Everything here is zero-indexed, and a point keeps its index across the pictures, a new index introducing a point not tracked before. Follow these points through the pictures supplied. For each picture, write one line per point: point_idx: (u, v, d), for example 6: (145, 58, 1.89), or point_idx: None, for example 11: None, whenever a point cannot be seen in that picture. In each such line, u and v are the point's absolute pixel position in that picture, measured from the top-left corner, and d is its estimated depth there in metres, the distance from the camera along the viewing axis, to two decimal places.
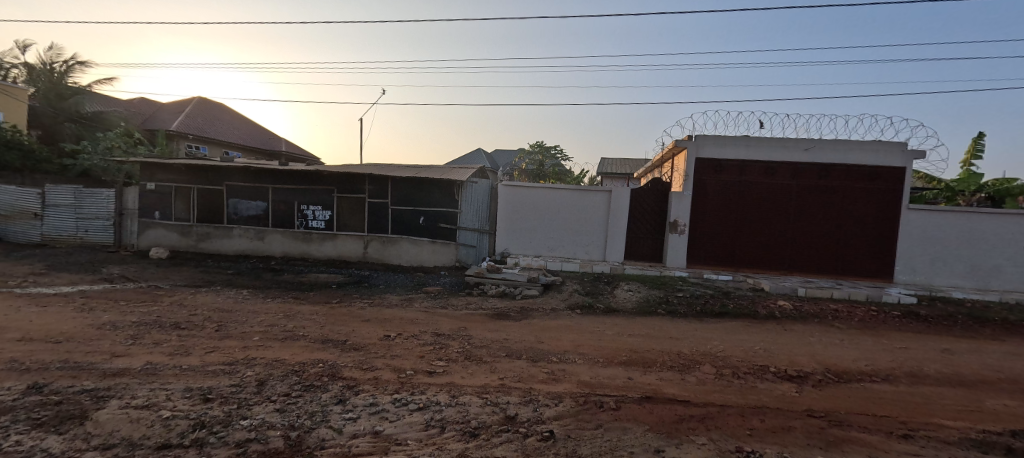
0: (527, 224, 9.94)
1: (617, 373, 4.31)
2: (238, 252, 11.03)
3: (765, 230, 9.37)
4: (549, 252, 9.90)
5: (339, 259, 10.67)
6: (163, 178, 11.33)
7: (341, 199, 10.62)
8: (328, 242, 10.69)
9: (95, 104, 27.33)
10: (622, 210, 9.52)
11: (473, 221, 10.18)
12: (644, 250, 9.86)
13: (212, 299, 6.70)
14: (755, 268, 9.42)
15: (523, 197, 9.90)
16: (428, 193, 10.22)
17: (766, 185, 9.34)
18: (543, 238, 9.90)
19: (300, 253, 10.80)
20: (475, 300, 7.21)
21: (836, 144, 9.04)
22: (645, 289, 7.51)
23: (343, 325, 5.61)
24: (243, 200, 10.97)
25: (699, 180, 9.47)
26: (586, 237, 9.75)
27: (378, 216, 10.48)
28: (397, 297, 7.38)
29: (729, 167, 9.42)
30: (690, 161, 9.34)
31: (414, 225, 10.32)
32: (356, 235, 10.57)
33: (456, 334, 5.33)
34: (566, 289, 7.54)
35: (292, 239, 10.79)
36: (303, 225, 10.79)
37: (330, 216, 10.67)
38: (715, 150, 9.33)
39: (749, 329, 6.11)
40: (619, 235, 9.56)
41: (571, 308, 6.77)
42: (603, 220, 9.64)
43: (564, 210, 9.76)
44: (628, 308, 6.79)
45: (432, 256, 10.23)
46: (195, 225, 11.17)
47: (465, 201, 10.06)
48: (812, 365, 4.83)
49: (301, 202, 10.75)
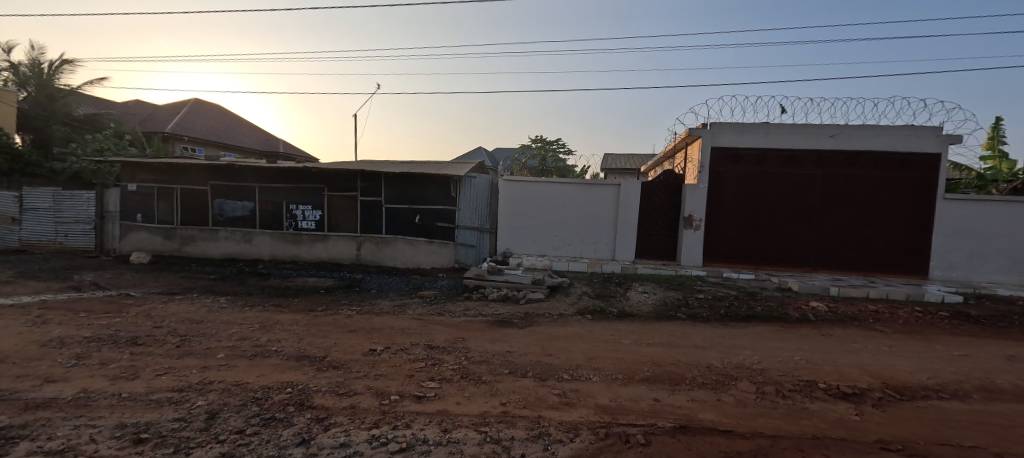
0: (530, 221, 9.28)
1: (640, 394, 3.64)
2: (224, 255, 10.41)
3: (787, 224, 8.68)
4: (554, 251, 9.23)
5: (330, 262, 10.03)
6: (145, 179, 10.71)
7: (332, 197, 9.98)
8: (318, 243, 10.05)
9: (89, 107, 26.80)
10: (632, 205, 8.84)
11: (473, 219, 9.53)
12: (657, 248, 9.17)
13: (184, 309, 6.07)
14: (778, 265, 8.72)
15: (525, 192, 9.24)
16: (424, 190, 9.57)
17: (787, 175, 8.65)
18: (547, 236, 9.23)
19: (290, 255, 10.16)
20: (475, 305, 6.55)
21: (864, 129, 8.33)
22: (661, 290, 6.82)
23: (325, 337, 4.96)
24: (229, 201, 10.34)
25: (715, 170, 8.79)
26: (594, 234, 9.07)
27: (372, 215, 9.83)
28: (389, 303, 6.72)
29: (746, 157, 8.74)
30: (705, 150, 8.64)
31: (410, 224, 9.68)
32: (349, 236, 9.93)
33: (452, 347, 4.67)
34: (574, 291, 6.87)
35: (281, 241, 10.17)
36: (292, 226, 10.16)
37: (320, 216, 10.04)
38: (732, 138, 8.63)
39: (783, 335, 5.41)
40: (629, 231, 8.88)
41: (580, 313, 6.10)
42: (612, 216, 8.97)
43: (569, 206, 9.09)
44: (644, 312, 6.11)
45: (429, 257, 9.59)
46: (179, 228, 10.56)
47: (463, 198, 9.41)
48: (865, 379, 4.13)
49: (290, 202, 10.12)
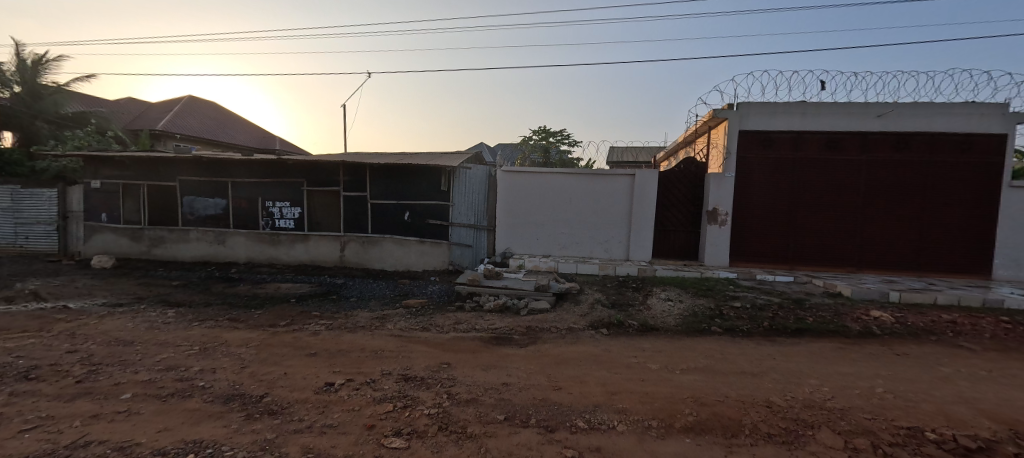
0: (532, 217, 8.24)
1: (688, 456, 2.58)
2: (196, 258, 9.44)
3: (828, 217, 7.58)
4: (560, 251, 8.19)
5: (312, 264, 9.02)
6: (109, 175, 9.75)
7: (312, 193, 8.95)
8: (298, 244, 9.05)
9: (77, 105, 25.89)
10: (647, 197, 7.77)
11: (468, 216, 8.49)
12: (676, 246, 8.09)
13: (120, 326, 5.09)
14: (816, 265, 7.64)
15: (526, 185, 8.19)
16: (414, 184, 8.55)
17: (828, 162, 7.55)
18: (552, 234, 8.19)
19: (267, 258, 9.17)
20: (468, 317, 5.50)
21: (918, 107, 7.20)
22: (688, 298, 5.75)
23: (274, 365, 3.94)
24: (200, 198, 9.36)
25: (743, 157, 7.70)
26: (605, 231, 8.02)
27: (356, 212, 8.82)
28: (367, 316, 5.70)
29: (780, 141, 7.64)
30: (732, 134, 7.55)
31: (399, 222, 8.67)
32: (331, 236, 8.93)
33: (433, 378, 3.63)
34: (585, 299, 5.80)
35: (257, 242, 9.18)
36: (269, 225, 9.15)
37: (300, 214, 9.01)
38: (763, 120, 7.55)
39: (848, 355, 4.34)
40: (646, 227, 7.82)
41: (594, 327, 5.04)
42: (626, 210, 7.91)
43: (576, 199, 8.03)
44: (671, 325, 5.04)
45: (420, 258, 8.59)
46: (146, 228, 9.60)
47: (457, 192, 8.40)
48: (983, 423, 3.07)
49: (266, 198, 9.11)
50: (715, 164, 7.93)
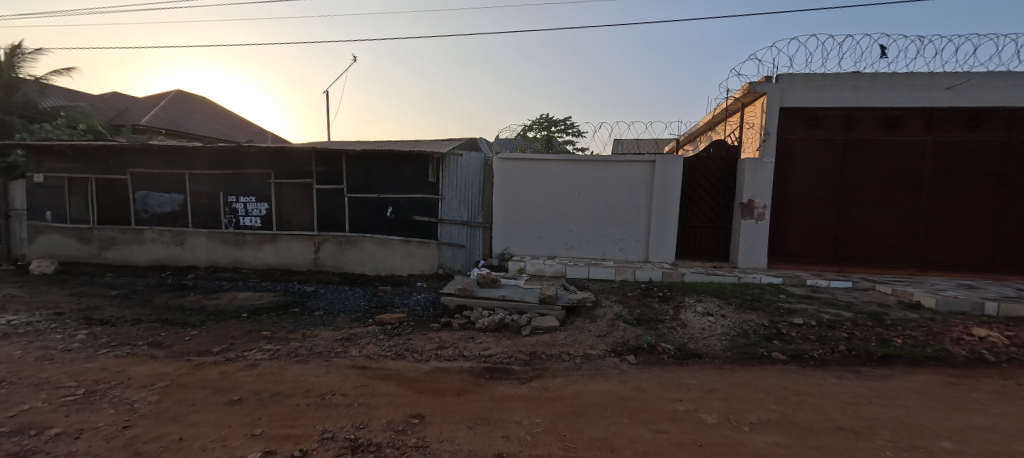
0: (535, 212, 7.03)
1: None
2: (152, 262, 8.29)
3: (886, 211, 6.39)
4: (567, 251, 7.01)
5: (282, 268, 7.85)
6: (54, 167, 8.57)
7: (281, 186, 7.76)
8: (266, 245, 7.87)
9: (56, 99, 24.62)
10: (670, 188, 6.59)
11: (461, 211, 7.34)
12: (704, 245, 6.90)
13: (3, 355, 3.92)
14: (870, 267, 6.47)
15: (529, 173, 6.98)
16: (397, 175, 7.37)
17: (886, 143, 6.36)
18: (558, 231, 7.00)
19: (231, 261, 8.01)
20: (456, 339, 4.33)
21: (998, 77, 5.97)
22: (732, 312, 4.55)
23: (170, 422, 2.76)
24: (154, 193, 8.18)
25: (784, 139, 6.51)
26: (620, 228, 6.85)
27: (331, 208, 7.64)
28: (329, 337, 4.53)
29: (827, 121, 6.44)
30: (770, 112, 6.35)
31: (380, 219, 7.50)
32: (304, 235, 7.75)
33: (393, 449, 2.45)
34: (603, 314, 4.63)
35: (220, 243, 8.01)
36: (233, 224, 7.98)
37: (267, 210, 7.83)
38: (808, 94, 6.35)
39: (972, 397, 3.16)
40: (668, 223, 6.66)
41: (617, 353, 3.87)
42: (644, 203, 6.75)
43: (586, 191, 6.85)
44: (719, 351, 3.87)
45: (405, 260, 7.45)
46: (96, 228, 8.44)
47: (447, 184, 7.26)
48: None
49: (229, 193, 7.94)
50: (748, 149, 6.73)
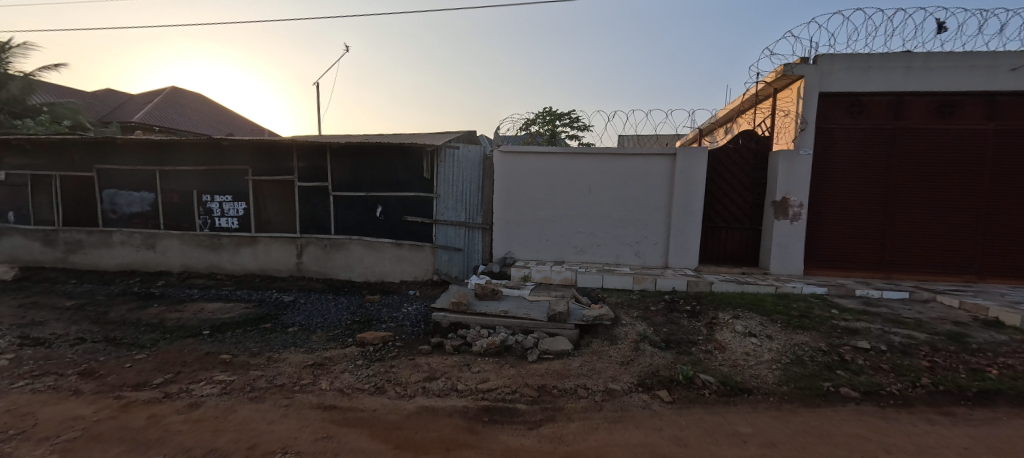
0: (541, 212, 6.27)
1: None
2: (122, 267, 7.59)
3: (940, 210, 5.63)
4: (577, 256, 6.26)
5: (261, 274, 7.13)
6: (15, 164, 7.86)
7: (259, 184, 7.03)
8: (244, 249, 7.16)
9: (44, 95, 23.88)
10: (693, 185, 5.85)
11: (457, 210, 6.60)
12: (730, 249, 6.15)
13: None
14: (922, 273, 5.72)
15: (533, 168, 6.22)
16: (386, 170, 6.64)
17: (940, 133, 5.59)
18: (567, 233, 6.25)
19: (206, 266, 7.30)
20: (448, 365, 3.60)
21: None
22: (779, 331, 3.81)
23: None
24: (122, 191, 7.46)
25: (823, 128, 5.74)
26: (636, 230, 6.10)
27: (314, 207, 6.92)
28: (299, 362, 3.80)
29: (872, 107, 5.67)
30: (807, 98, 5.59)
31: (368, 220, 6.78)
32: (285, 238, 7.03)
33: None
34: (624, 334, 3.89)
35: (195, 246, 7.31)
36: (207, 225, 7.26)
37: (245, 210, 7.12)
38: (851, 78, 5.58)
39: None
40: (691, 222, 5.92)
41: (646, 388, 3.13)
42: (663, 202, 6.00)
43: (598, 188, 6.10)
44: (772, 386, 3.12)
45: (397, 266, 6.75)
46: (61, 230, 7.73)
47: (442, 180, 6.53)
48: None
49: (203, 191, 7.22)
50: (780, 140, 5.98)
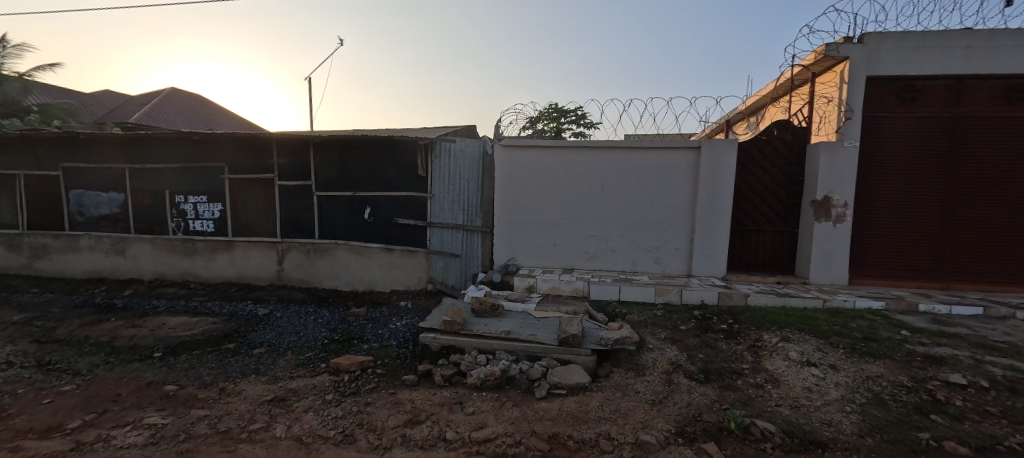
0: (547, 213, 5.57)
1: None
2: (89, 275, 6.96)
3: (1005, 211, 4.89)
4: (588, 263, 5.56)
5: (239, 283, 6.48)
6: None
7: (236, 183, 6.38)
8: (220, 254, 6.52)
9: (41, 97, 23.47)
10: (721, 182, 5.15)
11: (454, 212, 5.94)
12: (761, 255, 5.44)
13: None
14: (985, 283, 4.98)
15: (538, 165, 5.52)
16: (375, 167, 5.98)
17: (1007, 122, 4.86)
18: (577, 237, 5.55)
19: (180, 274, 6.66)
20: (436, 403, 2.91)
21: None
22: (844, 360, 3.09)
23: None
24: (90, 192, 6.84)
25: (869, 118, 5.02)
26: (655, 234, 5.40)
27: (296, 209, 6.26)
28: (255, 398, 3.12)
29: (927, 93, 4.94)
30: (854, 82, 4.87)
31: (356, 223, 6.11)
32: (265, 243, 6.38)
33: None
34: (651, 362, 3.19)
35: (168, 251, 6.67)
36: (181, 229, 6.61)
37: (221, 212, 6.47)
38: (902, 59, 4.86)
39: None
40: (718, 224, 5.21)
41: (689, 440, 2.42)
42: (686, 202, 5.30)
43: (612, 186, 5.40)
44: (854, 438, 2.40)
45: (388, 274, 6.09)
46: (25, 234, 7.12)
47: (438, 178, 5.87)
48: None
49: (175, 191, 6.57)
50: (820, 131, 5.27)
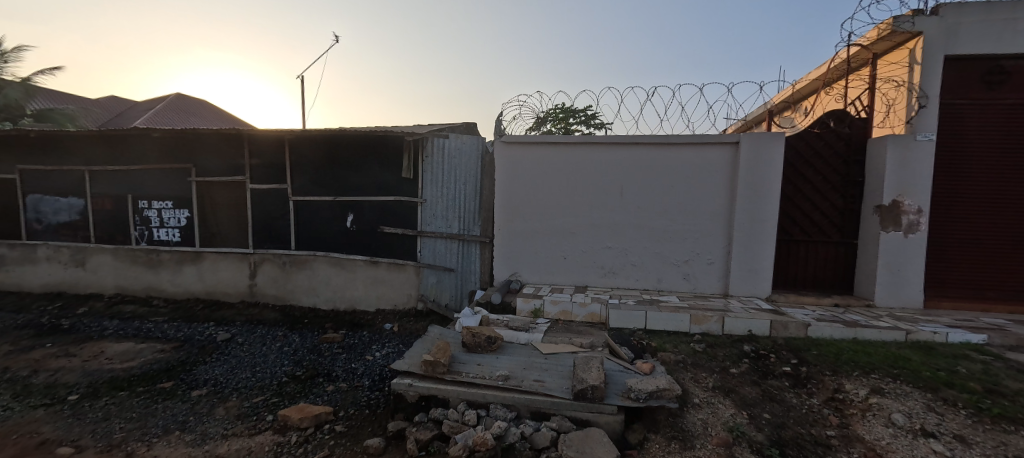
0: (555, 221, 4.75)
1: None
2: (46, 289, 6.26)
3: None
4: (603, 279, 4.72)
5: (207, 299, 5.74)
6: None
7: (204, 186, 5.66)
8: (187, 267, 5.79)
9: (44, 101, 23.26)
10: (765, 183, 4.30)
11: (449, 219, 5.13)
12: (811, 271, 4.56)
13: None
14: None
15: (544, 164, 4.72)
16: (358, 168, 5.22)
17: None
18: (591, 249, 4.72)
19: (143, 289, 5.93)
20: None
21: None
22: (974, 431, 2.21)
23: None
24: (48, 197, 6.18)
25: (946, 107, 4.14)
26: (684, 246, 4.55)
27: (271, 216, 5.52)
28: None
29: (1018, 76, 4.06)
30: (929, 61, 4.00)
31: (336, 233, 5.35)
32: (236, 254, 5.65)
33: None
34: (700, 427, 2.34)
35: (131, 263, 5.96)
36: (144, 238, 5.91)
37: (188, 219, 5.75)
38: (989, 35, 3.98)
39: None
40: (762, 234, 4.34)
41: None
42: (722, 207, 4.45)
43: (632, 189, 4.58)
44: None
45: (372, 290, 5.31)
46: None
47: (429, 180, 5.09)
48: None
49: (139, 196, 5.87)
50: (884, 122, 4.40)
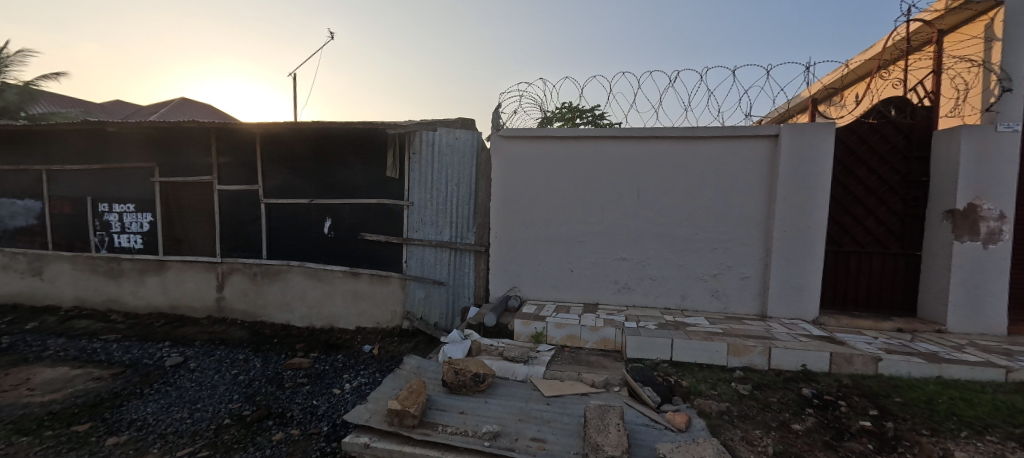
0: (560, 228, 4.08)
1: None
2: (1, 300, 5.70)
3: None
4: (616, 295, 4.04)
5: (171, 314, 5.14)
6: None
7: (169, 188, 5.08)
8: (150, 278, 5.20)
9: (47, 105, 23.21)
10: (811, 183, 3.60)
11: (439, 225, 4.49)
12: (864, 288, 3.85)
13: None
14: None
15: (547, 161, 4.07)
16: (336, 167, 4.61)
17: None
18: (602, 260, 4.04)
19: (103, 301, 5.35)
20: None
21: None
22: None
23: None
24: (5, 200, 5.65)
25: None
26: (712, 257, 3.86)
27: (240, 222, 4.92)
28: None
29: None
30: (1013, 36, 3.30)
31: (312, 240, 4.73)
32: (203, 263, 5.05)
33: None
34: None
35: (91, 273, 5.39)
36: (104, 245, 5.34)
37: (151, 224, 5.17)
38: None
39: None
40: (807, 244, 3.64)
41: None
42: (758, 212, 3.77)
43: (650, 190, 3.91)
44: None
45: (352, 305, 4.67)
46: None
47: (417, 181, 4.46)
48: None
49: (100, 199, 5.31)
50: (955, 111, 3.70)
